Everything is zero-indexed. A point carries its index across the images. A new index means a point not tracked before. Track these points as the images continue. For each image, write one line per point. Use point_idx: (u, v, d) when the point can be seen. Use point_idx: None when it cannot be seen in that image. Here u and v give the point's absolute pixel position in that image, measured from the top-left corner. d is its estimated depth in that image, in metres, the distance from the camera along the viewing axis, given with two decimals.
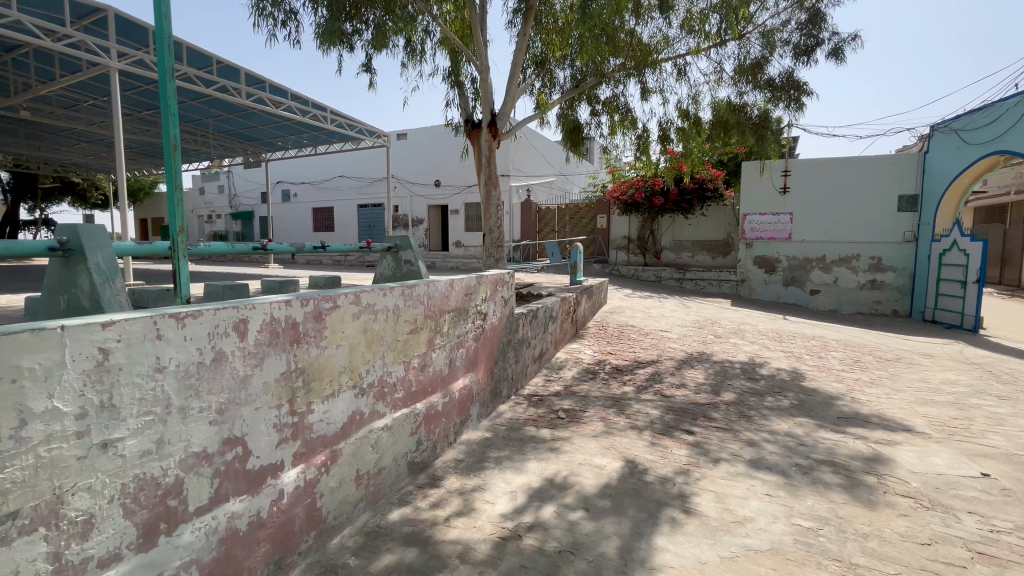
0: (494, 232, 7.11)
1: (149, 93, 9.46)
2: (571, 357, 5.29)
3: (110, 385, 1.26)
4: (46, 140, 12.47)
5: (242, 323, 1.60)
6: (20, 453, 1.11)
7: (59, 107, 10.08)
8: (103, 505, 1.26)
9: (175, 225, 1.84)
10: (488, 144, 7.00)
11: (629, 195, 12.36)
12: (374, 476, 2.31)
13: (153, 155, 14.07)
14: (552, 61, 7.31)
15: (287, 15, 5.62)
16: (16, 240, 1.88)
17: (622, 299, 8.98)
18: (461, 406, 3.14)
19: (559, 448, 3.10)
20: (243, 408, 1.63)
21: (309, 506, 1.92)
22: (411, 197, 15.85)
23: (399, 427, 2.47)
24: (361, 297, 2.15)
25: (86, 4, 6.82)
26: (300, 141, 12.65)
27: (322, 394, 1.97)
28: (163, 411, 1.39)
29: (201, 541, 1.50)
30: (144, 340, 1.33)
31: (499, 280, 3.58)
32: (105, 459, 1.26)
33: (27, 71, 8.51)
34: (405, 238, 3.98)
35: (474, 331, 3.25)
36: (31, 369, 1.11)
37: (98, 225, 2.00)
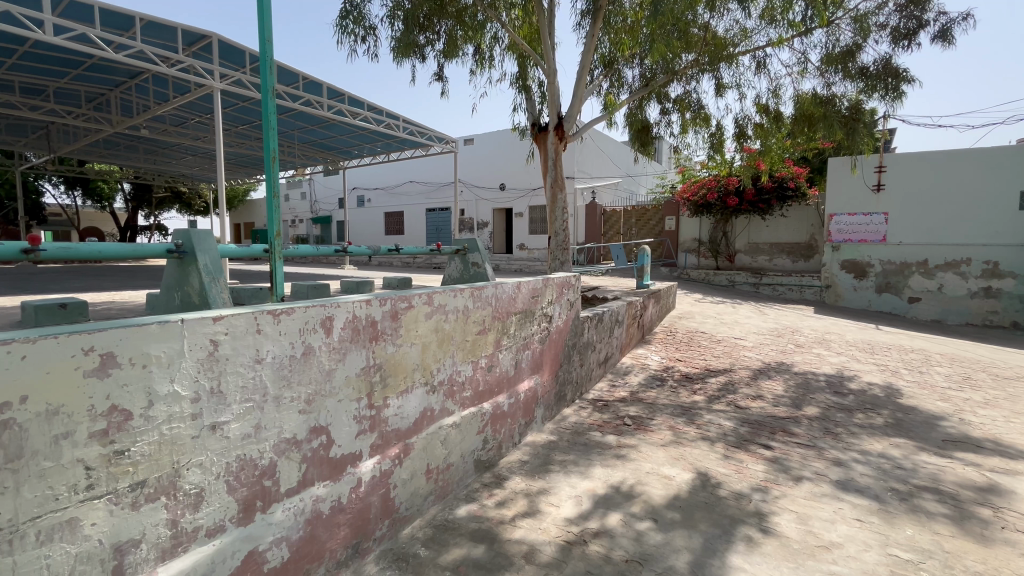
0: (560, 234, 7.10)
1: (244, 110, 10.41)
2: (638, 363, 5.15)
3: (219, 373, 1.40)
4: (161, 155, 14.09)
5: (328, 320, 1.72)
6: (148, 429, 1.26)
7: (171, 125, 11.35)
8: (211, 480, 1.41)
9: (272, 230, 2.02)
10: (555, 146, 7.01)
11: (700, 196, 11.84)
12: (443, 471, 2.38)
13: (246, 165, 15.44)
14: (620, 61, 7.19)
15: (367, 31, 5.98)
16: (143, 244, 2.15)
17: (692, 305, 8.61)
18: (526, 408, 3.16)
19: (625, 456, 3.04)
20: (328, 400, 1.75)
21: (383, 496, 2.02)
22: (477, 200, 16.21)
23: (467, 425, 2.53)
24: (434, 298, 2.23)
25: (195, 32, 7.66)
26: (375, 149, 13.35)
27: (397, 389, 2.07)
28: (260, 399, 1.52)
29: (290, 520, 1.62)
30: (247, 333, 1.46)
31: (565, 284, 3.57)
32: (214, 439, 1.41)
33: (147, 94, 9.69)
34: (473, 241, 4.07)
35: (540, 333, 3.27)
36: (157, 356, 1.26)
37: (205, 229, 2.23)
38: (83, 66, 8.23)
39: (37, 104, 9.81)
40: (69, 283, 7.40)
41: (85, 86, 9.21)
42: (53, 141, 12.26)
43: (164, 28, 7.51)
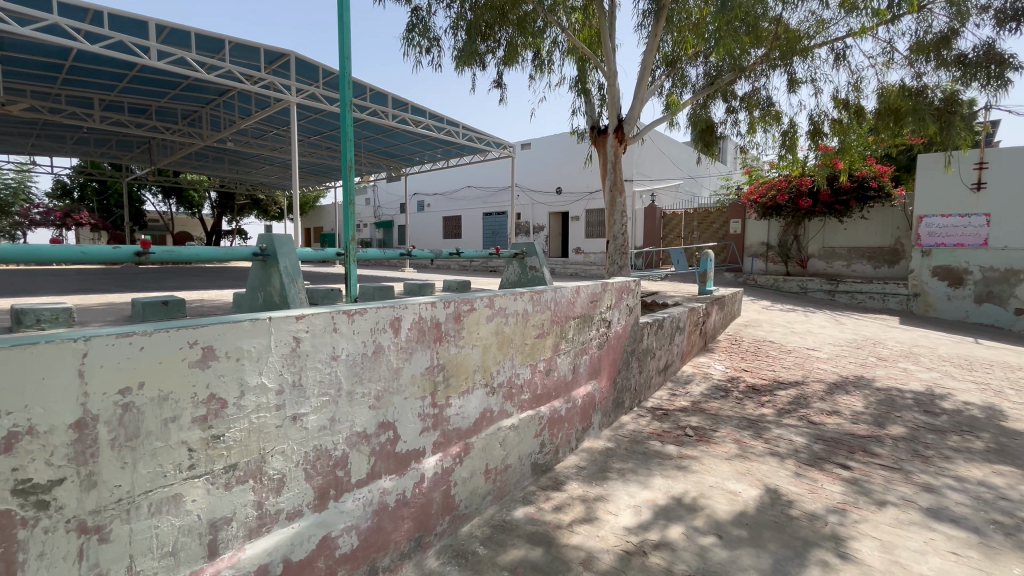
0: (618, 238, 6.99)
1: (317, 122, 11.08)
2: (700, 371, 4.96)
3: (300, 367, 1.51)
4: (243, 165, 15.29)
5: (396, 321, 1.80)
6: (239, 417, 1.38)
7: (253, 138, 12.30)
8: (292, 467, 1.52)
9: (347, 235, 2.15)
10: (614, 149, 6.92)
11: (769, 198, 11.23)
12: (501, 472, 2.42)
13: (317, 173, 16.42)
14: (684, 59, 6.99)
15: (431, 42, 6.20)
16: (233, 246, 2.35)
17: (760, 312, 8.16)
18: (583, 414, 3.13)
19: (687, 467, 2.94)
20: (396, 397, 1.83)
21: (444, 493, 2.07)
22: (533, 204, 16.29)
23: (525, 428, 2.55)
24: (495, 301, 2.28)
25: (275, 51, 8.26)
26: (435, 155, 13.77)
27: (459, 390, 2.13)
28: (335, 394, 1.62)
29: (359, 510, 1.71)
30: (325, 331, 1.57)
31: (625, 288, 3.51)
32: (294, 429, 1.51)
33: (233, 110, 10.58)
34: (531, 245, 4.11)
35: (599, 338, 3.24)
36: (249, 351, 1.38)
37: (285, 234, 2.41)
38: (180, 87, 9.13)
39: (142, 121, 10.98)
40: (166, 282, 8.21)
41: (181, 105, 10.21)
42: (154, 155, 13.64)
43: (249, 49, 8.18)
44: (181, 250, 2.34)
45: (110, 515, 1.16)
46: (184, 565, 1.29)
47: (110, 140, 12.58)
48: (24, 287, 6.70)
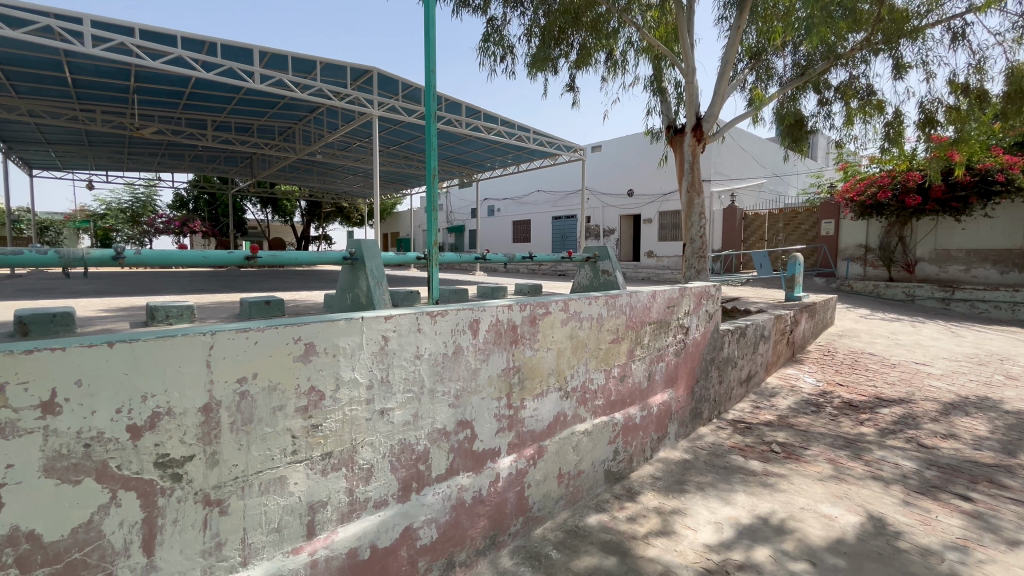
0: (695, 241, 6.70)
1: (396, 133, 11.69)
2: (787, 384, 4.61)
3: (388, 365, 1.61)
4: (330, 176, 16.47)
5: (475, 323, 1.86)
6: (335, 409, 1.49)
7: (338, 151, 13.21)
8: (379, 458, 1.61)
9: (430, 240, 2.26)
10: (692, 148, 6.64)
11: (868, 196, 10.16)
12: (575, 477, 2.40)
13: (395, 181, 17.29)
14: (770, 50, 6.56)
15: (506, 50, 6.33)
16: (326, 250, 2.55)
17: (857, 321, 7.43)
18: (659, 423, 3.03)
19: (773, 486, 2.75)
20: (473, 396, 1.89)
21: (519, 494, 2.10)
22: (604, 207, 16.05)
23: (598, 434, 2.52)
24: (569, 305, 2.27)
25: (360, 68, 8.83)
26: (506, 161, 14.01)
27: (533, 392, 2.14)
28: (419, 391, 1.70)
29: (439, 504, 1.78)
30: (410, 331, 1.66)
31: (704, 293, 3.35)
32: (382, 422, 1.61)
33: (322, 125, 11.46)
34: (604, 249, 4.06)
35: (676, 345, 3.12)
36: (343, 348, 1.49)
37: (373, 240, 2.54)
38: (278, 106, 10.04)
39: (246, 139, 12.20)
40: (264, 284, 9.03)
41: (278, 122, 11.23)
42: (255, 168, 15.08)
43: (338, 68, 8.81)
44: (282, 255, 2.58)
45: (228, 491, 1.30)
46: (287, 542, 1.41)
47: (220, 157, 14.10)
48: (149, 289, 7.65)
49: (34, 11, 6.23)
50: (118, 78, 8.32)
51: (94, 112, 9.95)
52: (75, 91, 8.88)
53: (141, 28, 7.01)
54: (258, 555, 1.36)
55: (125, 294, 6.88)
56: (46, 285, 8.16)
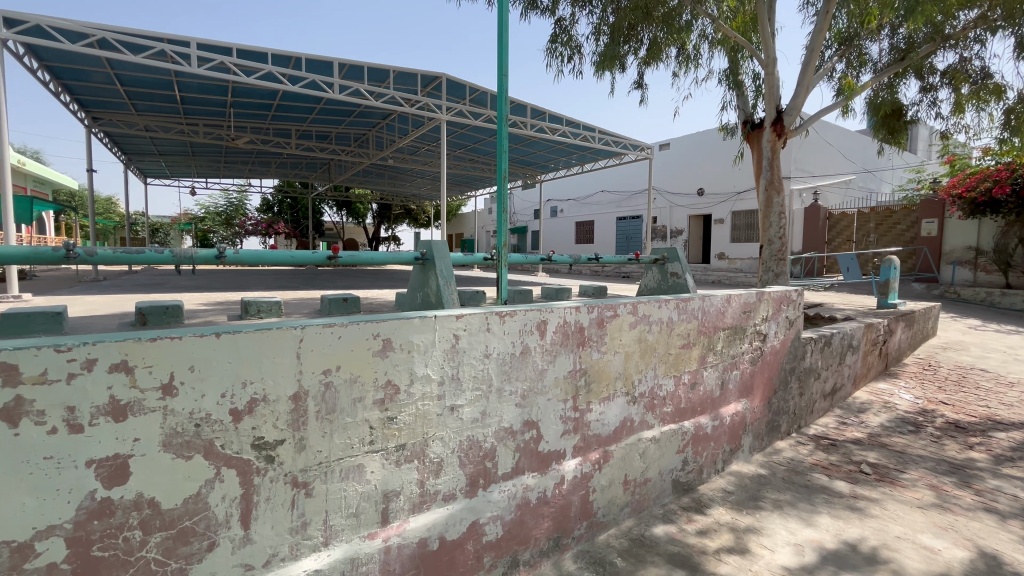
0: (774, 242, 6.30)
1: (463, 136, 11.96)
2: (879, 399, 4.20)
3: (458, 363, 1.65)
4: (399, 179, 17.19)
5: (543, 323, 1.87)
6: (409, 403, 1.55)
7: (408, 155, 13.75)
8: (449, 453, 1.66)
9: (499, 242, 2.29)
10: (771, 144, 6.24)
11: (980, 192, 9.01)
12: (641, 485, 2.34)
13: (460, 183, 17.72)
14: (863, 34, 6.02)
15: (574, 50, 6.29)
16: (399, 250, 2.66)
17: (965, 333, 6.62)
18: (732, 434, 2.87)
19: (863, 510, 2.52)
20: (540, 397, 1.89)
21: (583, 498, 2.08)
22: (671, 207, 15.49)
23: (666, 442, 2.43)
24: (639, 308, 2.22)
25: (430, 74, 9.16)
26: (570, 161, 13.93)
27: (600, 396, 2.11)
28: (487, 389, 1.73)
29: (504, 501, 1.80)
30: (479, 330, 1.69)
31: (784, 298, 3.14)
32: (452, 418, 1.66)
33: (394, 131, 12.00)
34: (673, 251, 3.91)
35: (751, 352, 2.94)
36: (418, 344, 1.56)
37: (443, 241, 2.61)
38: (354, 114, 10.64)
39: (325, 146, 13.04)
40: (339, 282, 9.60)
41: (354, 129, 11.89)
42: (332, 173, 16.07)
43: (409, 75, 9.17)
44: (359, 255, 2.73)
45: (313, 475, 1.39)
46: (363, 527, 1.49)
47: (302, 163, 15.16)
48: (239, 285, 8.39)
49: (152, 37, 7.04)
50: (218, 93, 9.20)
51: (198, 125, 11.06)
52: (183, 107, 9.92)
53: (238, 47, 7.70)
54: (338, 537, 1.45)
55: (221, 289, 7.58)
56: (155, 281, 9.16)
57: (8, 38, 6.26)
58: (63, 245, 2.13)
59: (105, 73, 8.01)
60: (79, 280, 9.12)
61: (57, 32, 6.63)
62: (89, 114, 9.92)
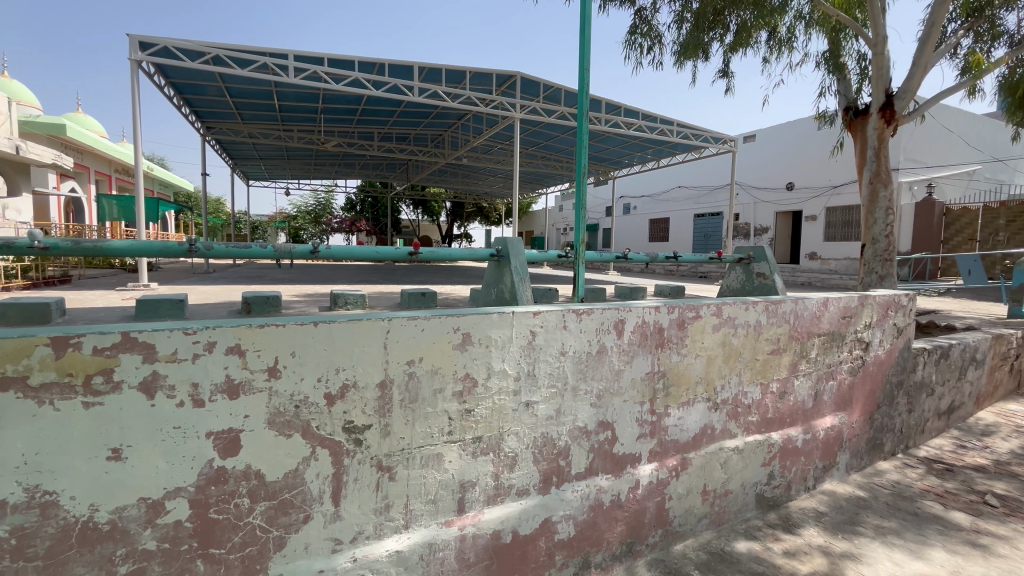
0: (880, 240, 5.70)
1: (536, 134, 11.97)
2: (1008, 422, 3.66)
3: (534, 359, 1.66)
4: (472, 178, 17.58)
5: (620, 323, 1.82)
6: (486, 396, 1.58)
7: (482, 155, 14.00)
8: (523, 449, 1.67)
9: (577, 239, 2.26)
10: (878, 131, 5.63)
11: None
12: (721, 496, 2.21)
13: (532, 181, 17.77)
14: (997, 4, 5.25)
15: (654, 40, 6.07)
16: (475, 247, 2.71)
17: None
18: (826, 450, 2.63)
19: (988, 548, 2.21)
20: (616, 398, 1.85)
21: (659, 505, 2.01)
22: (756, 203, 14.51)
23: (751, 454, 2.28)
24: (723, 309, 2.10)
25: (505, 73, 9.23)
26: (646, 156, 13.47)
27: (679, 400, 2.03)
28: (562, 387, 1.72)
29: (577, 502, 1.78)
30: (556, 327, 1.69)
31: (892, 303, 2.82)
32: (527, 414, 1.67)
33: (469, 131, 12.32)
34: (761, 250, 3.66)
35: (850, 362, 2.68)
36: (496, 339, 1.58)
37: (518, 238, 2.62)
38: (432, 115, 11.03)
39: (404, 147, 13.64)
40: (415, 277, 10.01)
41: (431, 130, 12.32)
42: (410, 173, 16.78)
43: (485, 75, 9.32)
44: (437, 251, 2.81)
45: (396, 460, 1.46)
46: (441, 514, 1.54)
47: (383, 164, 15.97)
48: (325, 280, 9.01)
49: (256, 52, 7.73)
50: (311, 101, 9.94)
51: (293, 131, 12.01)
52: (281, 115, 10.82)
53: (330, 57, 8.25)
54: (417, 521, 1.51)
55: (311, 282, 8.21)
56: (255, 274, 10.09)
57: (143, 60, 7.16)
58: (186, 240, 2.38)
59: (217, 86, 8.93)
60: (194, 272, 10.26)
61: (181, 52, 7.48)
62: (204, 124, 11.12)
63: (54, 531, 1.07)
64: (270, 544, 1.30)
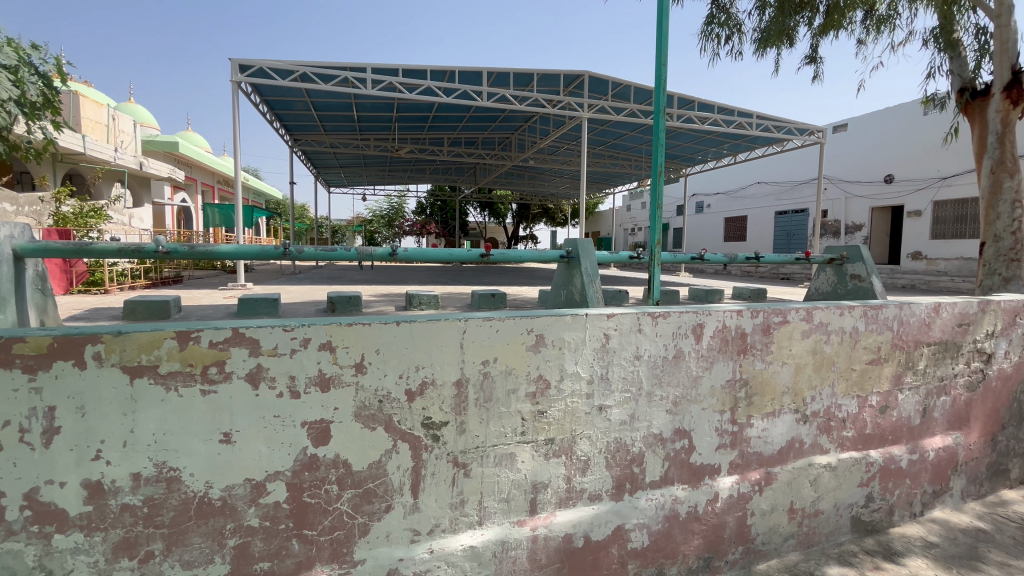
0: (1003, 238, 5.00)
1: (604, 133, 11.78)
2: None
3: (608, 362, 1.63)
4: (539, 179, 17.64)
5: (699, 327, 1.75)
6: (560, 398, 1.58)
7: (549, 156, 14.00)
8: (596, 454, 1.65)
9: (653, 240, 2.19)
10: (1002, 114, 4.97)
11: None
12: (810, 516, 2.05)
13: (599, 180, 17.49)
14: None
15: (733, 29, 5.76)
16: (545, 249, 2.71)
17: None
18: (937, 474, 2.35)
19: None
20: (694, 405, 1.77)
21: (740, 520, 1.89)
22: (847, 198, 13.31)
23: (846, 472, 2.08)
24: (814, 314, 1.94)
25: (572, 73, 9.17)
26: (721, 152, 12.82)
27: (763, 410, 1.90)
28: (637, 392, 1.68)
29: (652, 510, 1.73)
30: (631, 330, 1.65)
31: (1020, 309, 2.47)
32: (600, 418, 1.64)
33: (535, 133, 12.38)
34: (857, 249, 3.34)
35: (967, 376, 2.38)
36: (569, 341, 1.57)
37: (588, 239, 2.58)
38: (499, 119, 11.21)
39: (472, 151, 13.97)
40: (482, 279, 10.23)
41: (499, 133, 12.51)
42: (478, 176, 17.14)
43: (553, 76, 9.31)
44: (506, 253, 2.84)
45: (471, 457, 1.49)
46: (513, 513, 1.56)
47: (452, 168, 16.44)
48: (397, 281, 9.43)
49: (338, 67, 8.26)
50: (387, 110, 10.45)
51: (370, 140, 12.69)
52: (360, 125, 11.48)
53: (404, 68, 8.62)
54: (491, 519, 1.54)
55: (386, 283, 8.64)
56: (336, 275, 10.79)
57: (242, 81, 7.90)
58: (281, 245, 2.60)
59: (304, 101, 9.64)
60: (283, 273, 11.19)
61: (274, 72, 8.17)
62: (292, 136, 12.05)
63: (178, 503, 1.21)
64: (356, 530, 1.38)
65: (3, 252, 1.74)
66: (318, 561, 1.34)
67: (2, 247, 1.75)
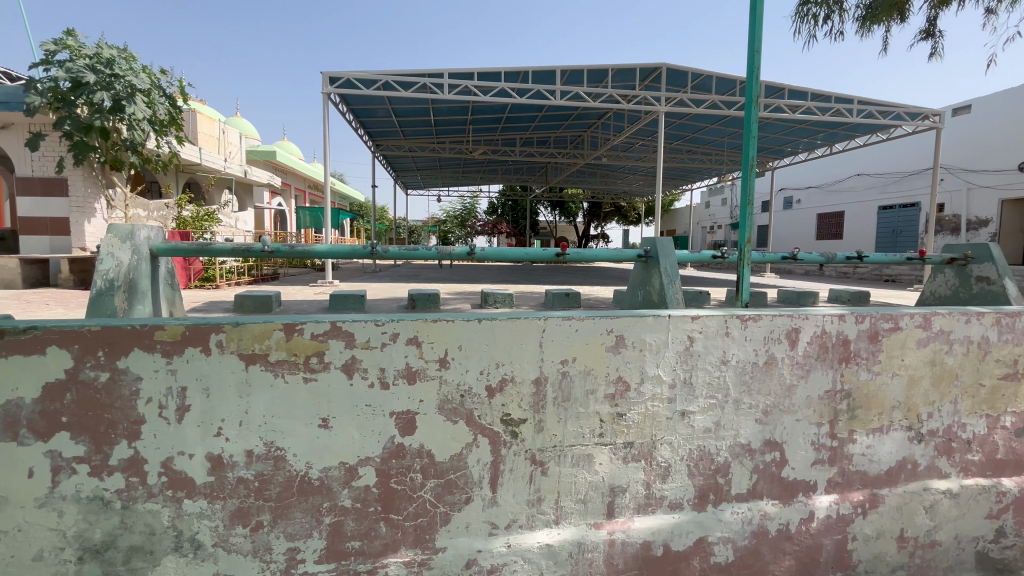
0: None
1: (682, 127, 11.31)
2: None
3: (692, 366, 1.56)
4: (612, 177, 17.28)
5: (795, 331, 1.62)
6: (639, 400, 1.54)
7: (622, 152, 13.68)
8: (677, 460, 1.59)
9: (743, 238, 2.07)
10: None
11: None
12: (925, 546, 1.83)
13: (676, 176, 16.78)
14: None
15: (831, 7, 5.27)
16: (622, 248, 2.65)
17: None
18: None
19: None
20: (787, 415, 1.65)
21: (839, 544, 1.73)
22: (969, 189, 11.72)
23: (970, 501, 1.84)
24: (933, 320, 1.73)
25: (648, 67, 8.89)
26: (815, 142, 11.80)
27: (869, 425, 1.73)
28: (722, 398, 1.60)
29: (738, 525, 1.63)
30: (717, 333, 1.57)
31: None
32: (682, 424, 1.58)
33: (609, 129, 12.16)
34: (986, 248, 2.92)
35: None
36: (650, 342, 1.53)
37: (668, 238, 2.49)
38: (572, 117, 11.14)
39: (545, 151, 13.99)
40: (552, 278, 10.23)
41: (571, 132, 12.43)
42: (549, 175, 17.14)
43: (628, 71, 9.09)
44: (580, 251, 2.82)
45: (549, 455, 1.50)
46: (590, 515, 1.55)
47: (524, 168, 16.57)
48: (470, 279, 9.69)
49: (417, 74, 8.61)
50: (462, 113, 10.76)
51: (446, 142, 13.10)
52: (436, 128, 11.91)
53: (479, 71, 8.83)
54: (567, 518, 1.53)
55: (459, 281, 8.92)
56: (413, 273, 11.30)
57: (331, 92, 8.49)
58: (368, 244, 2.77)
59: (386, 108, 10.16)
60: (366, 271, 11.91)
61: (360, 82, 8.69)
62: (375, 142, 12.77)
63: (283, 480, 1.33)
64: (438, 518, 1.44)
65: (144, 251, 2.00)
66: (403, 545, 1.42)
67: (143, 247, 2.01)
